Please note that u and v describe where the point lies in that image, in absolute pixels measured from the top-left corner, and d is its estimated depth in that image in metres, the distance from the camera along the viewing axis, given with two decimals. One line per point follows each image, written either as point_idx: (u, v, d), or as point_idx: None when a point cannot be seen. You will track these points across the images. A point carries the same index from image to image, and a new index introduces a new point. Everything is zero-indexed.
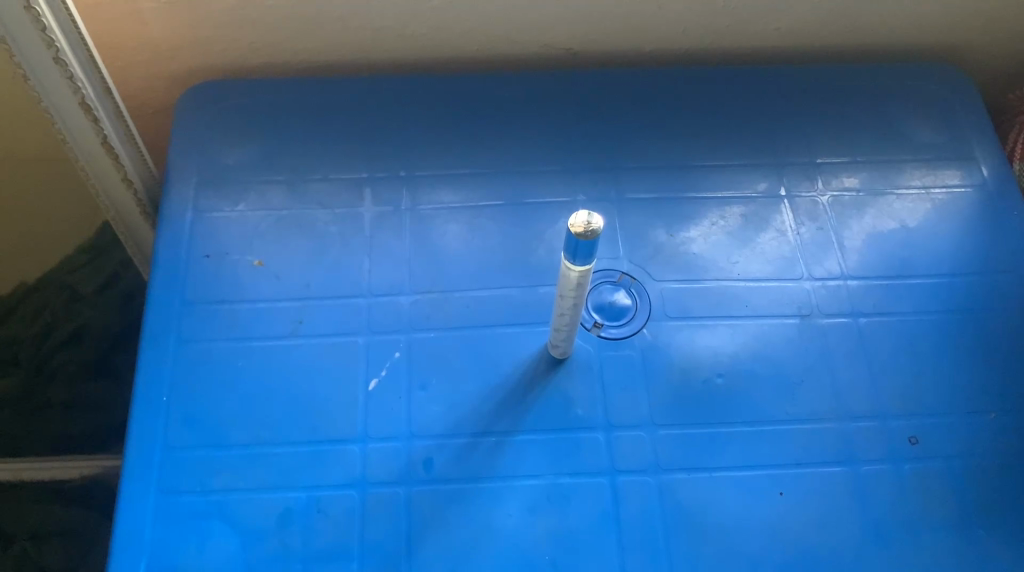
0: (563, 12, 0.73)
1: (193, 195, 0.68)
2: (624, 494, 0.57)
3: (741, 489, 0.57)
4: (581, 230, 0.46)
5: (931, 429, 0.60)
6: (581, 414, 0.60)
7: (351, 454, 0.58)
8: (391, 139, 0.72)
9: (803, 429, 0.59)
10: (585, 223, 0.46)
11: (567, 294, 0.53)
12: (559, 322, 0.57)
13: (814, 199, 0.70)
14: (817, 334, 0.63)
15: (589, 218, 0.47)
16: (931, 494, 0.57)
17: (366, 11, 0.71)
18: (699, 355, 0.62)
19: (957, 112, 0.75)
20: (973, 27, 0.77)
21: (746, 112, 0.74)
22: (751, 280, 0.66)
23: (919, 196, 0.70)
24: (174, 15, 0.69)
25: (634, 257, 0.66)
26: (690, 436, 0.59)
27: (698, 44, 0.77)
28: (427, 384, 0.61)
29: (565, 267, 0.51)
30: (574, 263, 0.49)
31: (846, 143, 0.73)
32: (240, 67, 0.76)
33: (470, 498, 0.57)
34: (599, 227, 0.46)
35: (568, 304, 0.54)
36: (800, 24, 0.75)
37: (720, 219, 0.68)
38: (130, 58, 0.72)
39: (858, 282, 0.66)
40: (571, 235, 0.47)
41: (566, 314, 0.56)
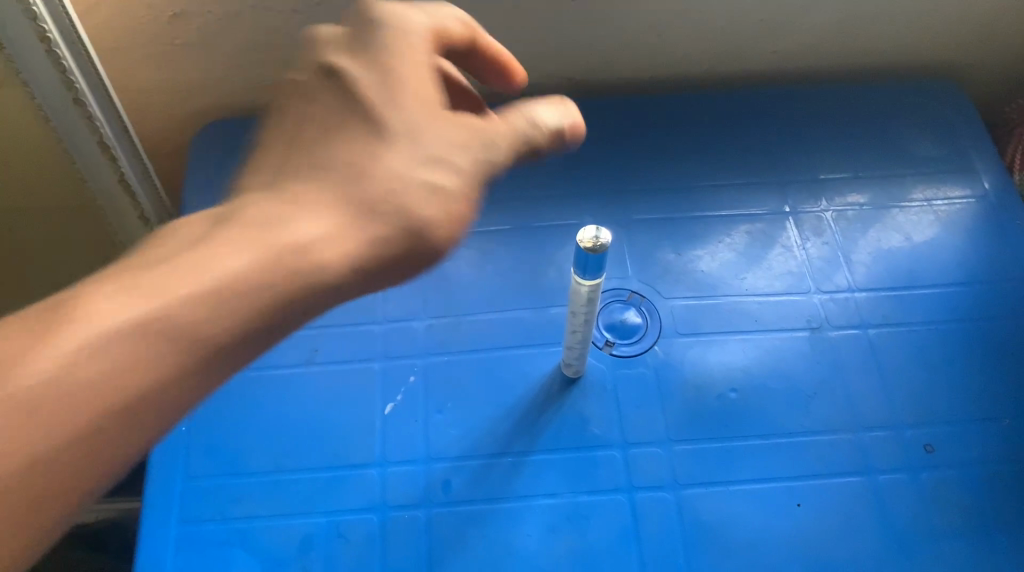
0: (565, 42, 0.74)
1: None
2: (642, 511, 0.57)
3: (759, 503, 0.57)
4: (590, 244, 0.47)
5: (945, 437, 0.60)
6: (597, 432, 0.60)
7: (371, 479, 0.59)
8: None
9: (818, 442, 0.60)
10: (593, 237, 0.47)
11: (578, 310, 0.54)
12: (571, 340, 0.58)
13: (818, 214, 0.71)
14: (828, 347, 0.64)
15: (596, 233, 0.48)
16: (949, 502, 0.57)
17: None
18: (712, 371, 0.63)
19: (955, 126, 0.76)
20: (964, 45, 0.79)
21: (747, 133, 0.76)
22: (759, 295, 0.66)
23: (921, 209, 0.71)
24: (188, 58, 0.71)
25: (643, 276, 0.67)
26: (705, 451, 0.59)
27: (696, 69, 0.79)
28: (444, 407, 0.62)
29: (574, 283, 0.52)
30: (584, 277, 0.50)
31: (847, 160, 0.74)
32: (252, 106, 0.78)
33: (490, 518, 0.57)
34: (607, 241, 0.47)
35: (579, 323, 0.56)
36: (796, 46, 0.77)
37: (727, 238, 0.70)
38: (145, 100, 0.74)
39: (866, 295, 0.66)
40: (580, 249, 0.48)
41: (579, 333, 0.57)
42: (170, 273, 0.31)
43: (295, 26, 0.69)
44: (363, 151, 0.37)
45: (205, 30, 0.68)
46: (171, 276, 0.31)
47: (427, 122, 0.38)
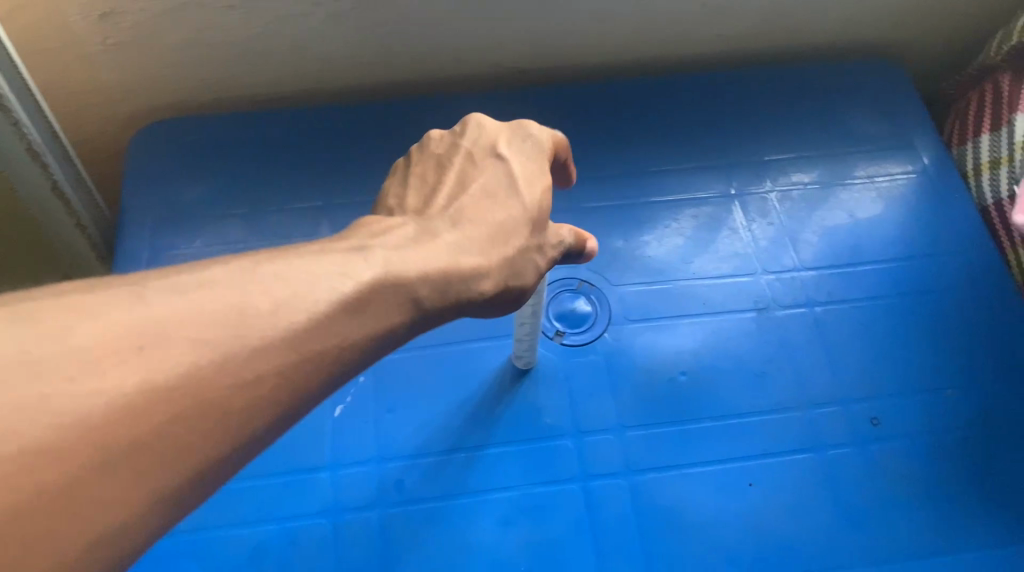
0: (507, 32, 0.74)
1: (149, 234, 0.68)
2: (598, 499, 0.57)
3: (714, 485, 0.57)
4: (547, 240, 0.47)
5: (894, 410, 0.61)
6: (550, 422, 0.60)
7: (323, 482, 0.58)
8: (346, 167, 0.73)
9: (770, 420, 0.60)
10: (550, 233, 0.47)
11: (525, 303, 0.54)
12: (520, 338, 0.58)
13: (763, 196, 0.71)
14: (776, 326, 0.64)
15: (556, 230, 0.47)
16: (901, 474, 0.58)
17: (313, 43, 0.71)
18: (663, 355, 0.63)
19: (895, 103, 0.77)
20: (902, 23, 0.80)
21: (692, 116, 0.76)
22: (708, 278, 0.66)
23: (865, 187, 0.72)
24: (122, 59, 0.69)
25: (591, 264, 0.67)
26: (658, 436, 0.59)
27: (641, 55, 0.79)
28: (395, 405, 0.61)
29: None
30: None
31: (791, 141, 0.75)
32: (191, 106, 0.76)
33: (445, 514, 0.56)
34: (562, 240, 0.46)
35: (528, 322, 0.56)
36: (737, 29, 0.77)
37: (674, 222, 0.70)
38: (80, 103, 0.72)
39: (812, 273, 0.67)
40: None
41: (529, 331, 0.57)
42: (237, 315, 0.30)
43: (232, 24, 0.68)
44: (473, 242, 0.41)
45: (138, 29, 0.67)
46: (214, 317, 0.30)
47: (519, 232, 0.43)
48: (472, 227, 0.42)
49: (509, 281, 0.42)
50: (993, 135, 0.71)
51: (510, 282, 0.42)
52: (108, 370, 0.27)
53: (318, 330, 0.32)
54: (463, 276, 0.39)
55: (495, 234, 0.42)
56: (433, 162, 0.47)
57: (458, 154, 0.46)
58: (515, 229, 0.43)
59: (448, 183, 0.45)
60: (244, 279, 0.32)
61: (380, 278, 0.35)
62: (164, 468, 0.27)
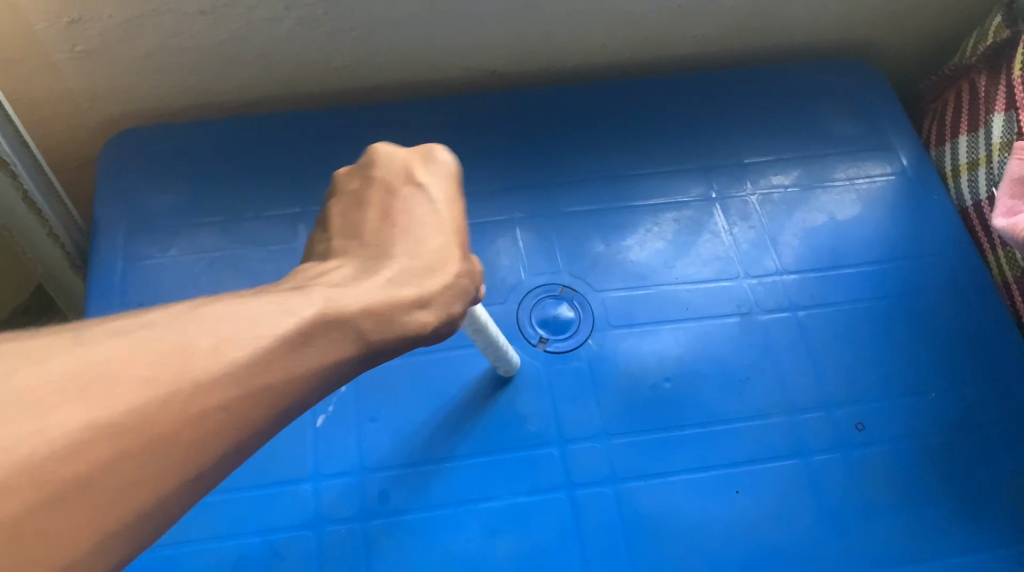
0: (483, 35, 0.73)
1: (122, 243, 0.67)
2: (582, 507, 0.57)
3: (698, 491, 0.57)
4: None
5: (876, 413, 0.61)
6: (533, 430, 0.60)
7: (304, 494, 0.57)
8: (324, 173, 0.71)
9: (753, 425, 0.60)
10: None
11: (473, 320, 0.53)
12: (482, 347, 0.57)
13: (744, 198, 0.71)
14: (758, 330, 0.64)
15: None
16: (883, 478, 0.58)
17: (286, 48, 0.70)
18: (646, 361, 0.63)
19: (873, 104, 0.77)
20: (878, 24, 0.80)
21: (671, 119, 0.76)
22: (689, 282, 0.66)
23: (844, 188, 0.72)
24: (90, 65, 0.67)
25: (573, 269, 0.67)
26: (642, 443, 0.59)
27: (618, 57, 0.79)
28: (376, 415, 0.60)
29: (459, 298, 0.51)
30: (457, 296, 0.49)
31: (771, 143, 0.75)
32: (163, 112, 0.75)
33: (429, 526, 0.56)
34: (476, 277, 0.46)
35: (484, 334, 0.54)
36: (714, 31, 0.77)
37: (655, 226, 0.69)
38: (48, 110, 0.70)
39: (794, 276, 0.67)
40: None
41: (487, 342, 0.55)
42: (176, 356, 0.30)
43: (203, 30, 0.67)
44: (408, 272, 0.39)
45: (106, 36, 0.65)
46: (154, 357, 0.29)
47: (451, 260, 0.41)
48: (407, 259, 0.40)
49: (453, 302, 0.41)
50: (971, 136, 0.71)
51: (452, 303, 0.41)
52: (50, 411, 0.26)
53: (258, 363, 0.31)
54: (412, 299, 0.38)
55: (425, 268, 0.40)
56: (352, 199, 0.45)
57: (375, 192, 0.44)
58: (449, 254, 0.41)
59: (371, 219, 0.43)
60: (181, 322, 0.31)
61: (320, 313, 0.34)
62: (114, 510, 0.27)
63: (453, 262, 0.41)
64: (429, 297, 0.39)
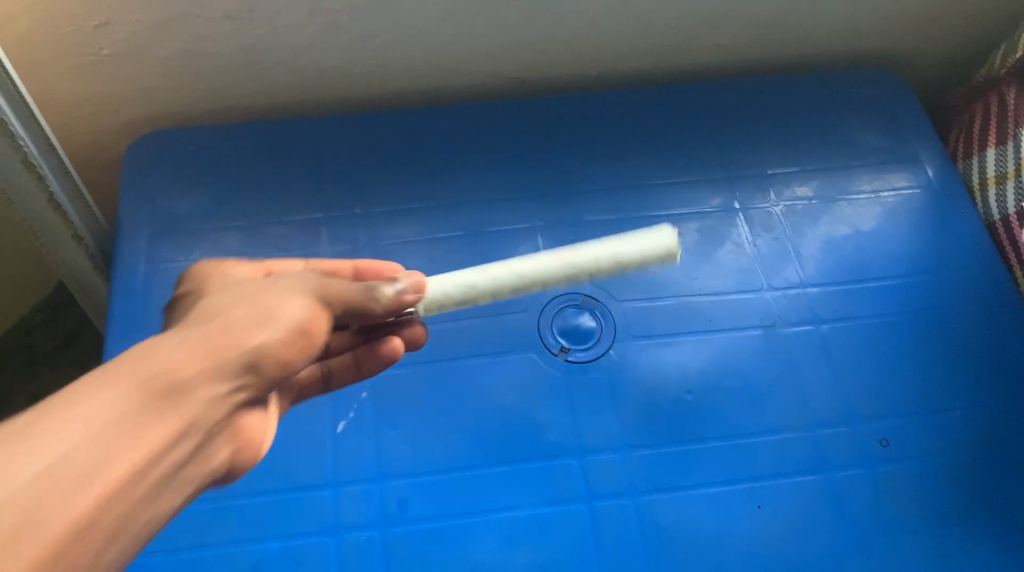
0: (507, 42, 0.73)
1: (145, 246, 0.67)
2: (602, 520, 0.56)
3: (719, 505, 0.57)
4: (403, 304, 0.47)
5: (899, 430, 0.60)
6: (553, 441, 0.59)
7: (323, 500, 0.57)
8: (346, 179, 0.72)
9: (774, 439, 0.60)
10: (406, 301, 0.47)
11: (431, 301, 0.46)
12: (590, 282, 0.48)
13: (768, 210, 0.71)
14: (781, 343, 0.64)
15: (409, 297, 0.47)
16: (906, 496, 0.58)
17: (310, 53, 0.70)
18: (667, 373, 0.62)
19: (897, 115, 0.77)
20: (903, 35, 0.80)
21: (693, 129, 0.75)
22: (711, 294, 0.66)
23: (869, 201, 0.71)
24: (116, 68, 0.68)
25: (595, 278, 0.67)
26: (662, 455, 0.59)
27: (641, 65, 0.78)
28: (396, 422, 0.60)
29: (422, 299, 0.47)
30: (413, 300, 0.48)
31: (794, 154, 0.74)
32: (187, 116, 0.75)
33: (448, 535, 0.56)
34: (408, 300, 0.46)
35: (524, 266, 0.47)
36: (738, 39, 0.77)
37: (677, 236, 0.69)
38: (73, 112, 0.71)
39: (817, 289, 0.66)
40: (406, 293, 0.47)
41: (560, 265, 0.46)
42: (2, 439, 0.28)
43: (227, 34, 0.67)
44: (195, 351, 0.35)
45: (132, 39, 0.65)
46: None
47: (247, 333, 0.36)
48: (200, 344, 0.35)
49: (297, 343, 0.39)
50: (1000, 150, 0.70)
51: (294, 346, 0.38)
52: None
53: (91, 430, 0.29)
54: (225, 365, 0.35)
55: (258, 316, 0.38)
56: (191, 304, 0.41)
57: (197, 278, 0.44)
58: (281, 304, 0.39)
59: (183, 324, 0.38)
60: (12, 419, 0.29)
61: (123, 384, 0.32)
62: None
63: (282, 311, 0.38)
64: (246, 357, 0.36)
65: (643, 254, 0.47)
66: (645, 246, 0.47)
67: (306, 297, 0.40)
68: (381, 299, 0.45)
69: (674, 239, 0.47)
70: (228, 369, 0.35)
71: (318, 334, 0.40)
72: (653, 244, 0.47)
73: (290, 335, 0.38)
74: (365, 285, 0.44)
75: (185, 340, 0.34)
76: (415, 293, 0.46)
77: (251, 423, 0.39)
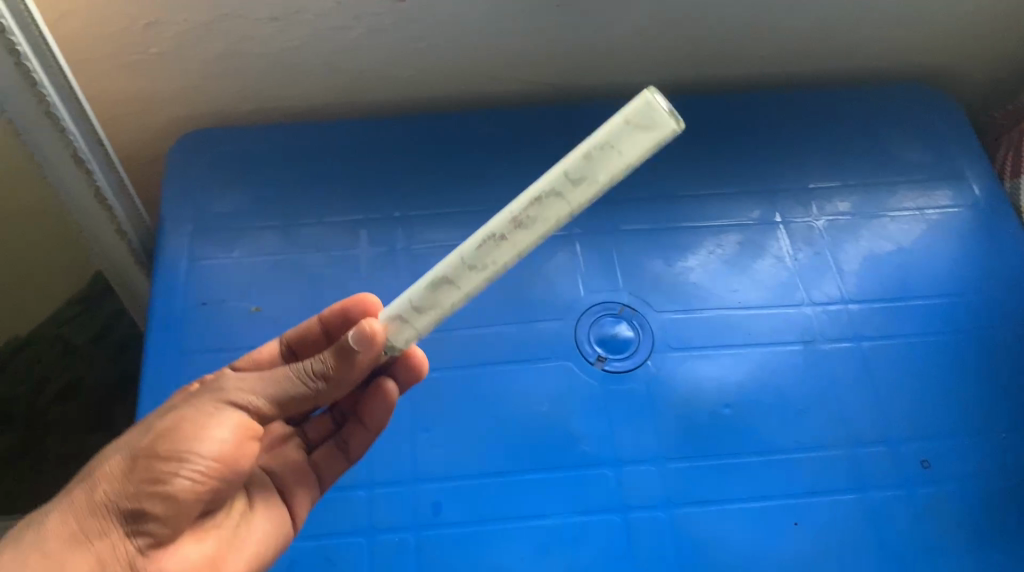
0: (548, 49, 0.73)
1: (187, 244, 0.68)
2: (635, 530, 0.56)
3: (755, 521, 0.56)
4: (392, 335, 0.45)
5: (940, 451, 0.59)
6: (588, 450, 0.59)
7: (356, 501, 0.57)
8: (385, 182, 0.72)
9: (812, 457, 0.59)
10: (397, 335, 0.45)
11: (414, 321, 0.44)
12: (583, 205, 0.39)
13: (810, 223, 0.70)
14: (821, 360, 0.63)
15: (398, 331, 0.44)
16: (947, 519, 0.57)
17: (354, 56, 0.71)
18: (705, 386, 0.62)
19: (943, 131, 0.76)
20: (950, 50, 0.79)
21: (734, 140, 0.75)
22: (750, 308, 0.65)
23: (913, 217, 0.70)
24: (163, 67, 0.69)
25: (633, 288, 0.66)
26: (697, 468, 0.58)
27: (683, 75, 0.78)
28: (430, 426, 0.60)
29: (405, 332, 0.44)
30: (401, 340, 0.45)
31: (837, 168, 0.73)
32: (230, 115, 0.76)
33: (481, 541, 0.56)
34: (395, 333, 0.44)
35: (490, 250, 0.40)
36: (782, 51, 0.76)
37: (717, 248, 0.68)
38: (119, 109, 0.72)
39: (858, 305, 0.66)
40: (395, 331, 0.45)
41: (525, 218, 0.39)
42: None
43: (273, 35, 0.68)
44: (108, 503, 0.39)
45: (180, 38, 0.66)
46: None
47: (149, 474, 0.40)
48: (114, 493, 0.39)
49: (211, 463, 0.41)
50: None
51: (203, 469, 0.41)
52: None
53: None
54: (110, 515, 0.39)
55: (133, 456, 0.40)
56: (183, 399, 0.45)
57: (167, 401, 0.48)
58: (182, 429, 0.41)
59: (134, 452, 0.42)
60: None
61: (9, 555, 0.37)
62: None
63: (191, 437, 0.41)
64: (137, 499, 0.39)
65: (631, 145, 0.37)
66: (629, 133, 0.37)
67: (230, 412, 0.43)
68: (318, 369, 0.43)
69: (661, 102, 0.36)
70: (120, 516, 0.39)
71: (247, 445, 0.43)
72: (639, 117, 0.37)
73: (199, 460, 0.41)
74: (301, 364, 0.44)
75: (66, 506, 0.39)
76: (362, 346, 0.42)
77: (213, 541, 0.43)
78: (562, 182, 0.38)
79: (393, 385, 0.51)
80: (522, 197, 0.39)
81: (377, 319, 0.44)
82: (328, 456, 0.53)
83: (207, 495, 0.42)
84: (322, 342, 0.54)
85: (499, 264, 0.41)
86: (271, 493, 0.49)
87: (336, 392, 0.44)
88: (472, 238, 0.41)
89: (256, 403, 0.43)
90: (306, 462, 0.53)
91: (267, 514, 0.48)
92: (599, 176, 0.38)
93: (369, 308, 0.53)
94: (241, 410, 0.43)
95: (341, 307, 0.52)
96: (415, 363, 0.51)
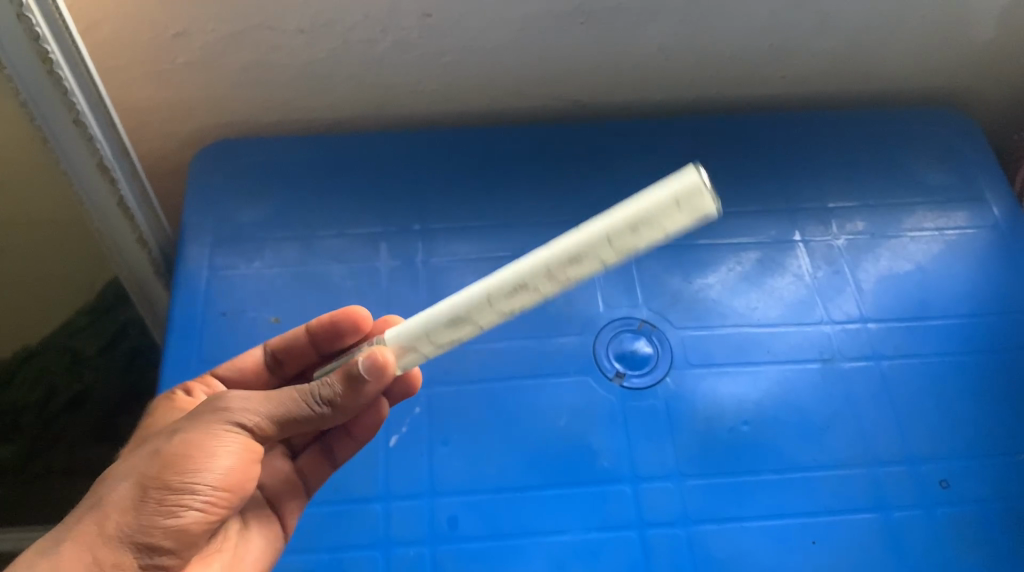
0: (571, 65, 0.74)
1: (208, 253, 0.68)
2: (652, 546, 0.56)
3: (776, 540, 0.56)
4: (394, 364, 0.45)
5: (961, 472, 0.59)
6: (607, 466, 0.59)
7: (374, 513, 0.57)
8: (406, 195, 0.72)
9: (831, 475, 0.59)
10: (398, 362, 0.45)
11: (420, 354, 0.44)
12: (616, 264, 0.36)
13: (829, 242, 0.70)
14: (840, 379, 0.63)
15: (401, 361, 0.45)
16: (969, 541, 0.56)
17: (378, 70, 0.71)
18: (723, 404, 0.62)
19: (962, 153, 0.76)
20: (969, 72, 0.79)
21: (755, 159, 0.75)
22: (769, 325, 0.65)
23: (932, 237, 0.70)
24: (189, 77, 0.69)
25: (653, 305, 0.66)
26: (717, 485, 0.58)
27: (705, 93, 0.78)
28: (448, 439, 0.60)
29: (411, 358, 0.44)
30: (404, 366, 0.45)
31: (856, 187, 0.74)
32: (253, 127, 0.76)
33: (499, 555, 0.55)
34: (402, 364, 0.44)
35: (515, 299, 0.39)
36: (804, 71, 0.77)
37: (737, 265, 0.69)
38: (145, 118, 0.73)
39: (877, 324, 0.65)
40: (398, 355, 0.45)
41: (555, 278, 0.37)
42: None
43: (299, 47, 0.68)
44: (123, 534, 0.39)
45: (207, 49, 0.67)
46: None
47: (163, 504, 0.40)
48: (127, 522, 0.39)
49: (220, 492, 0.42)
50: None
51: (213, 498, 0.42)
52: None
53: None
54: (123, 547, 0.39)
55: (143, 487, 0.40)
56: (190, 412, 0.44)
57: None
58: (190, 458, 0.41)
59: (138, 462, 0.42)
60: None
61: None
62: None
63: (199, 468, 0.41)
64: (150, 534, 0.40)
65: (677, 225, 0.33)
66: (676, 214, 0.33)
67: (234, 435, 0.42)
68: (325, 395, 0.43)
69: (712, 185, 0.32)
70: (133, 549, 0.39)
71: (251, 469, 0.43)
72: (690, 201, 0.33)
73: (209, 491, 0.41)
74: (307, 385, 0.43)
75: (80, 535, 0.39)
76: (373, 374, 0.42)
77: None
78: (596, 250, 0.35)
79: (384, 402, 0.52)
80: (553, 257, 0.36)
81: (386, 348, 0.43)
82: (313, 462, 0.54)
83: (212, 521, 0.43)
84: (309, 349, 0.55)
85: (519, 307, 0.39)
86: (259, 508, 0.51)
87: (341, 414, 0.44)
88: (496, 285, 0.38)
89: (259, 424, 0.42)
90: (295, 471, 0.53)
91: (257, 529, 0.49)
92: (637, 249, 0.35)
93: (356, 321, 0.53)
94: (244, 430, 0.42)
95: (328, 319, 0.53)
96: (411, 379, 0.52)
